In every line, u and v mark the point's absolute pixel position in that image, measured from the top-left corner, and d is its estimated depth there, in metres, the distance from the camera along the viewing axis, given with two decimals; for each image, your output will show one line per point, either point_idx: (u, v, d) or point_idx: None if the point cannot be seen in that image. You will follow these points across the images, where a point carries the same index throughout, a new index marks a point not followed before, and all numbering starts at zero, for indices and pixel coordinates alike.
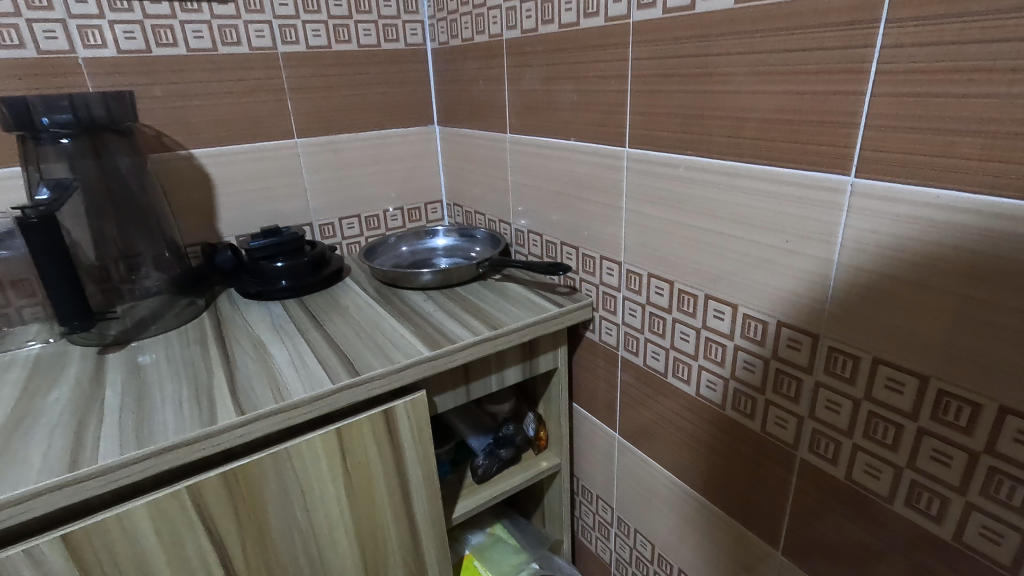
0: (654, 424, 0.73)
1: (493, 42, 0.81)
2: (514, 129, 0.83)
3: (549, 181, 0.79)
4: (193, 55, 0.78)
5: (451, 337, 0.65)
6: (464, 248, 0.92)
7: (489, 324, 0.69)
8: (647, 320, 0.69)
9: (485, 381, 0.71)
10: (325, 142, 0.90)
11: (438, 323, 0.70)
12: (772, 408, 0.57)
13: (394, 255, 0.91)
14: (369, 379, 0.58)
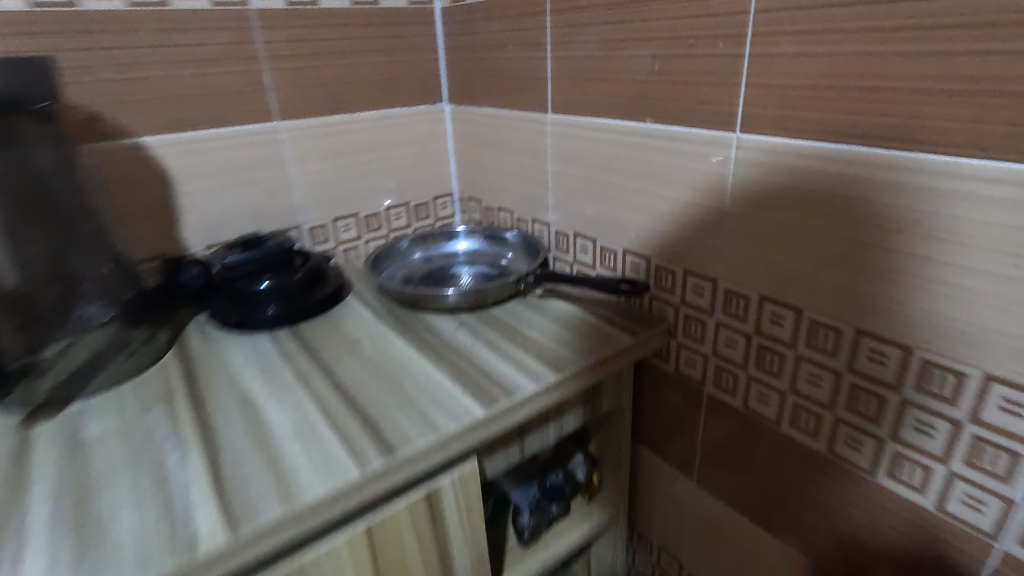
0: (743, 477, 0.59)
1: None
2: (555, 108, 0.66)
3: (604, 174, 0.63)
4: (136, 10, 0.59)
5: (505, 386, 0.49)
6: (489, 252, 0.76)
7: (548, 363, 0.53)
8: (751, 353, 0.53)
9: (541, 432, 0.55)
10: (312, 125, 0.72)
11: (482, 364, 0.53)
12: (959, 484, 0.42)
13: (403, 263, 0.75)
14: (406, 461, 0.42)
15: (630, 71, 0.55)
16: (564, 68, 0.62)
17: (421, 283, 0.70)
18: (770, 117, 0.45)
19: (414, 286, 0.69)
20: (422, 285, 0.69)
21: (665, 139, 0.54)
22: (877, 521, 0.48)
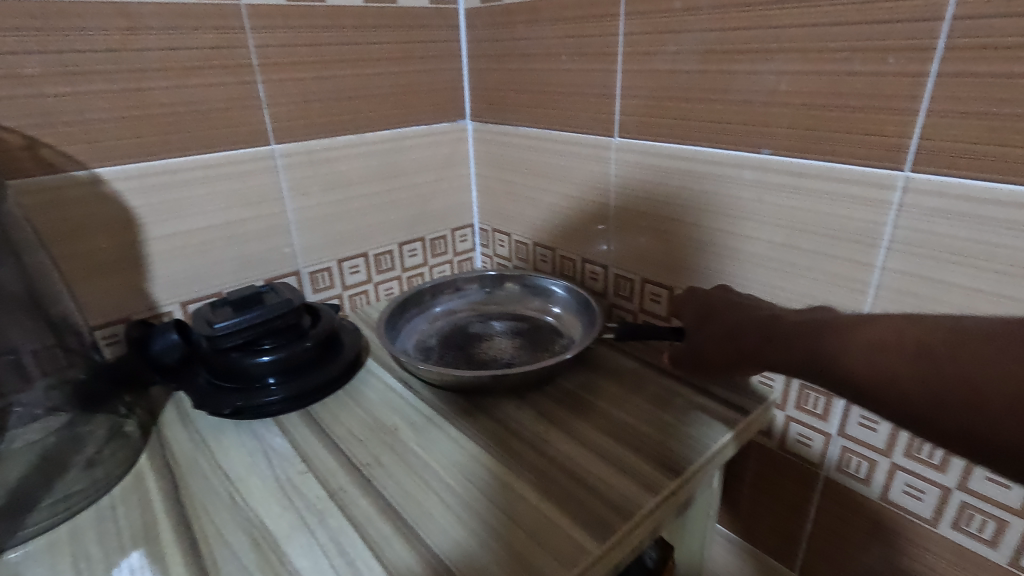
0: None
1: None
2: (623, 129, 0.54)
3: (690, 212, 0.51)
4: (89, 3, 0.44)
5: (613, 505, 0.38)
6: (526, 307, 0.63)
7: (653, 460, 0.42)
8: (901, 438, 0.43)
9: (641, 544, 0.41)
10: (316, 148, 0.59)
11: (570, 468, 0.41)
12: None
13: (423, 322, 0.61)
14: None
15: (740, 91, 0.44)
16: (637, 84, 0.52)
17: (449, 350, 0.57)
18: (960, 154, 0.35)
19: (442, 355, 0.56)
20: (451, 353, 0.56)
21: (796, 177, 0.43)
22: None
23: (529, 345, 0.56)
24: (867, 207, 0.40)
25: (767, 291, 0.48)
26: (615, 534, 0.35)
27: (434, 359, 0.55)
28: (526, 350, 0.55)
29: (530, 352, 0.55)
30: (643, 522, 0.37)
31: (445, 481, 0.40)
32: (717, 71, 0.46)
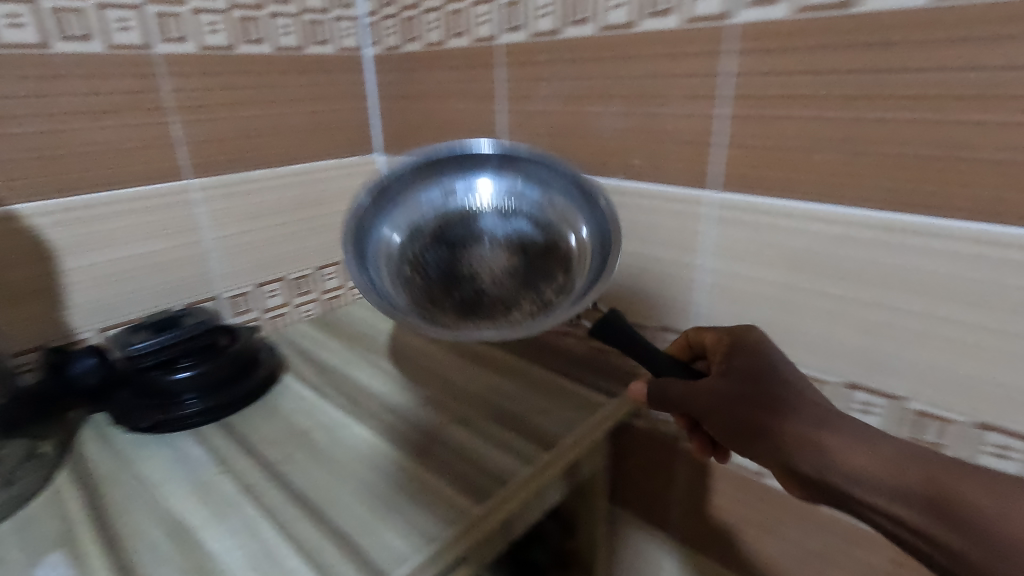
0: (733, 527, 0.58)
1: (476, 48, 0.62)
2: None
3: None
4: (7, 53, 0.48)
5: (496, 476, 0.44)
6: (529, 204, 0.51)
7: (537, 439, 0.49)
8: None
9: (530, 507, 0.48)
10: (234, 180, 0.64)
11: (467, 451, 0.47)
12: None
13: (406, 207, 0.51)
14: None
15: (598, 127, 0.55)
16: (520, 122, 0.61)
17: (432, 247, 0.50)
18: None
19: (426, 261, 0.49)
20: (435, 258, 0.49)
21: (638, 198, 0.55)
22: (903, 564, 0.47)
23: (524, 259, 0.48)
24: (694, 220, 0.52)
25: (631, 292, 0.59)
26: (496, 495, 0.42)
27: (413, 258, 0.49)
28: (521, 266, 0.48)
29: (524, 270, 0.48)
30: (521, 486, 0.44)
31: (352, 469, 0.46)
32: (580, 110, 0.56)
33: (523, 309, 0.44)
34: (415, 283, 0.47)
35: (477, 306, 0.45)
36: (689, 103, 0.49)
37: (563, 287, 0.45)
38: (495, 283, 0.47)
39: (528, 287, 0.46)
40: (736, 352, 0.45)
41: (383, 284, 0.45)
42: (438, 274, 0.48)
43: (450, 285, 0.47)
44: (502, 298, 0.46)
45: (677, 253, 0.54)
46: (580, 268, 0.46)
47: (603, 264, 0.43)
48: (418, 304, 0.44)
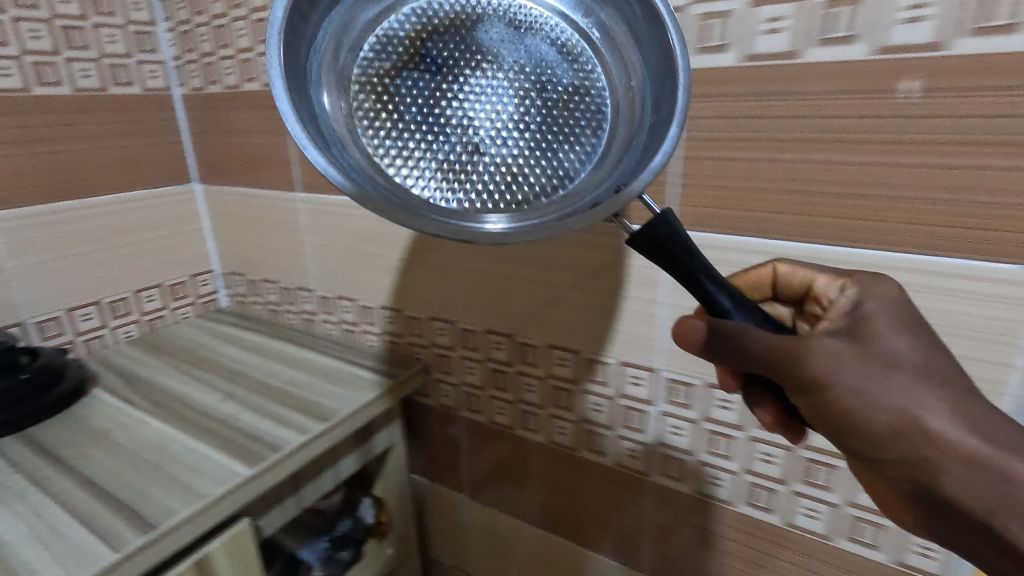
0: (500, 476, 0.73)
1: (263, 92, 0.71)
2: (300, 186, 0.73)
3: (347, 239, 0.71)
4: None
5: (272, 444, 0.55)
6: (552, 23, 0.40)
7: (316, 416, 0.60)
8: (486, 378, 0.67)
9: (318, 480, 0.61)
10: (35, 211, 0.68)
11: (252, 431, 0.57)
12: (625, 443, 0.60)
13: (380, 4, 0.39)
14: (170, 531, 0.45)
15: None
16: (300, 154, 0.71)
17: (409, 67, 0.39)
18: None
19: (396, 83, 0.39)
20: (411, 81, 0.38)
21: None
22: (590, 484, 0.65)
23: (539, 103, 0.38)
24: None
25: (400, 289, 0.69)
26: (267, 460, 0.52)
27: (380, 79, 0.39)
28: (534, 112, 0.38)
29: (540, 114, 0.38)
30: (292, 455, 0.54)
31: (145, 454, 0.53)
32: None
33: (519, 185, 0.38)
34: (381, 124, 0.38)
35: (464, 167, 0.38)
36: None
37: (583, 152, 0.38)
38: (495, 133, 0.38)
39: (535, 147, 0.38)
40: (850, 305, 0.36)
41: (337, 142, 0.36)
42: (416, 101, 0.38)
43: (427, 129, 0.38)
44: (506, 160, 0.38)
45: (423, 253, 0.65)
46: (606, 126, 0.39)
47: (647, 145, 0.36)
48: (386, 156, 0.38)
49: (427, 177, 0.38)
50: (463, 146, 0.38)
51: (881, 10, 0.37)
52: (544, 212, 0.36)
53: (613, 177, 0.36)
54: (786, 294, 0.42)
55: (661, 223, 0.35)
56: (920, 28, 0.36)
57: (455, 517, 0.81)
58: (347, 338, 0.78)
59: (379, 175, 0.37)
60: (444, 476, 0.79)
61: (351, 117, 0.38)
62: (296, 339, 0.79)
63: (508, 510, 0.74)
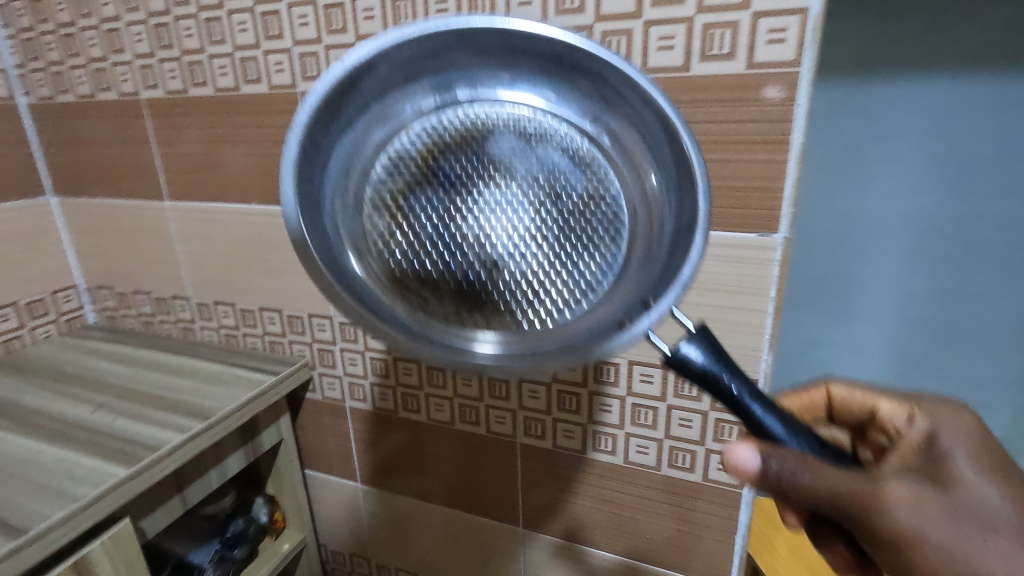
0: (406, 465, 0.72)
1: (126, 101, 0.68)
2: (172, 195, 0.70)
3: (233, 244, 0.70)
4: None
5: (151, 444, 0.54)
6: (562, 131, 0.38)
7: (198, 416, 0.58)
8: (399, 372, 0.66)
9: (202, 480, 0.60)
10: None
11: (129, 436, 0.55)
12: (559, 423, 0.60)
13: (390, 122, 0.39)
14: (41, 534, 0.44)
15: (230, 164, 0.65)
16: (170, 162, 0.68)
17: (421, 187, 0.38)
18: None
19: (408, 205, 0.38)
20: (423, 202, 0.38)
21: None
22: (518, 467, 0.65)
23: (557, 216, 0.37)
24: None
25: (293, 292, 0.69)
26: (145, 459, 0.51)
27: (392, 199, 0.38)
28: (553, 225, 0.37)
29: (557, 228, 0.37)
30: (174, 452, 0.54)
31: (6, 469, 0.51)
32: (217, 152, 0.65)
33: (539, 301, 0.37)
34: (396, 246, 0.38)
35: (482, 288, 0.37)
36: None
37: (603, 263, 0.37)
38: (512, 251, 0.37)
39: (556, 260, 0.37)
40: (925, 436, 0.38)
41: (348, 278, 0.36)
42: (430, 221, 0.37)
43: (440, 253, 0.37)
44: (525, 277, 0.37)
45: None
46: (625, 235, 0.37)
47: (672, 258, 0.34)
48: (400, 280, 0.38)
49: (445, 303, 0.37)
50: (478, 268, 0.37)
51: (749, 34, 0.41)
52: (570, 332, 0.36)
53: (636, 290, 0.35)
54: (839, 416, 0.45)
55: (703, 352, 0.33)
56: (784, 47, 0.41)
57: (361, 514, 0.78)
58: (247, 347, 0.75)
59: (393, 306, 0.37)
60: (351, 473, 0.76)
61: (363, 243, 0.38)
62: (187, 352, 0.74)
63: (419, 498, 0.73)
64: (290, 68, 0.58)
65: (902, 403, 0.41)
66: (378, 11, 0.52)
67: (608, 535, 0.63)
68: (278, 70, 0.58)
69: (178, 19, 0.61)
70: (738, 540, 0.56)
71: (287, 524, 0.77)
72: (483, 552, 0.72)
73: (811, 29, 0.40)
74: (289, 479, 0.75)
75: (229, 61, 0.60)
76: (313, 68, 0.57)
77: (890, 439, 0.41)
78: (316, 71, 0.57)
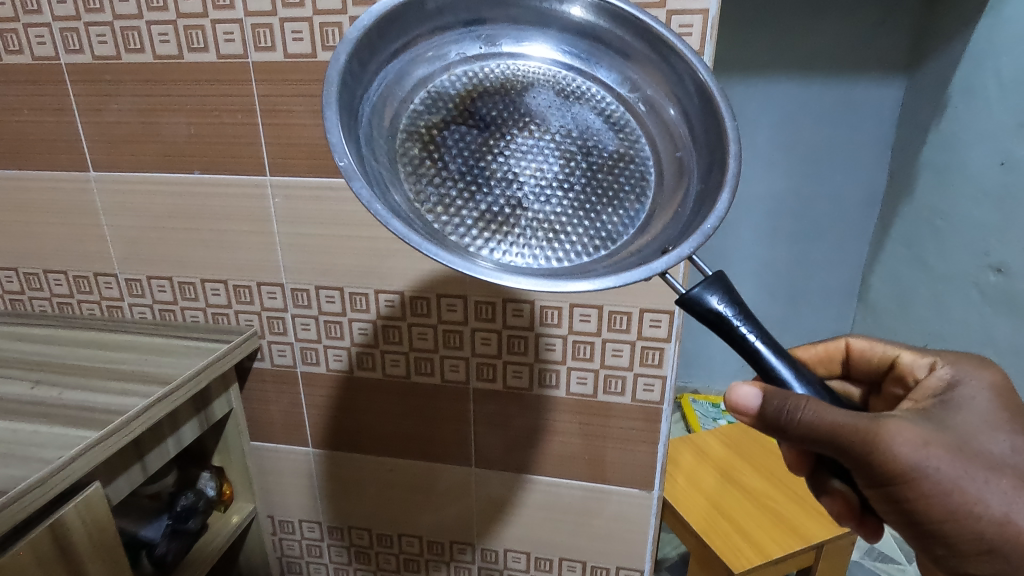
0: (361, 423, 0.76)
1: (41, 66, 0.65)
2: (97, 166, 0.68)
3: (169, 217, 0.69)
4: None
5: (114, 410, 0.54)
6: (599, 95, 0.47)
7: (158, 382, 0.59)
8: (354, 332, 0.70)
9: (161, 448, 0.60)
10: None
11: (88, 404, 0.55)
12: (509, 365, 0.68)
13: (432, 65, 0.46)
14: (21, 495, 0.44)
15: (169, 134, 0.65)
16: (97, 131, 0.66)
17: (457, 124, 0.45)
18: (293, 165, 0.64)
19: (443, 137, 0.45)
20: (456, 135, 0.45)
21: (229, 185, 0.66)
22: (469, 411, 0.72)
23: (583, 164, 0.45)
24: (262, 198, 0.66)
25: (239, 262, 0.70)
26: (113, 423, 0.52)
27: (427, 130, 0.45)
28: (578, 171, 0.45)
29: (583, 174, 0.45)
30: (142, 415, 0.54)
31: None
32: (152, 121, 0.65)
33: (567, 236, 0.44)
34: (428, 171, 0.44)
35: (507, 216, 0.44)
36: (237, 115, 0.62)
37: (627, 215, 0.45)
38: (540, 190, 0.44)
39: (581, 205, 0.44)
40: (945, 385, 0.44)
41: (383, 181, 0.41)
42: (462, 158, 0.45)
43: (470, 184, 0.44)
44: (551, 214, 0.44)
45: (261, 224, 0.67)
46: (649, 192, 0.45)
47: (698, 213, 0.41)
48: (426, 200, 0.43)
49: (471, 227, 0.43)
50: (507, 200, 0.44)
51: (663, 27, 0.52)
52: (591, 265, 0.42)
53: (659, 239, 0.42)
54: (859, 362, 0.54)
55: (721, 300, 0.39)
56: (690, 40, 0.52)
57: (315, 479, 0.81)
58: (186, 322, 0.74)
59: (419, 216, 0.42)
60: (300, 438, 0.79)
61: (397, 161, 0.44)
62: (118, 328, 0.72)
63: (368, 453, 0.78)
64: (241, 38, 0.59)
65: (924, 353, 0.48)
66: None
67: (550, 461, 0.73)
68: (226, 40, 0.60)
69: None
70: (659, 446, 0.69)
71: (235, 496, 0.77)
72: (430, 495, 0.78)
73: (710, 27, 0.51)
74: (238, 450, 0.75)
75: (171, 28, 0.60)
76: (265, 40, 0.59)
77: (910, 385, 0.49)
78: (269, 42, 0.59)
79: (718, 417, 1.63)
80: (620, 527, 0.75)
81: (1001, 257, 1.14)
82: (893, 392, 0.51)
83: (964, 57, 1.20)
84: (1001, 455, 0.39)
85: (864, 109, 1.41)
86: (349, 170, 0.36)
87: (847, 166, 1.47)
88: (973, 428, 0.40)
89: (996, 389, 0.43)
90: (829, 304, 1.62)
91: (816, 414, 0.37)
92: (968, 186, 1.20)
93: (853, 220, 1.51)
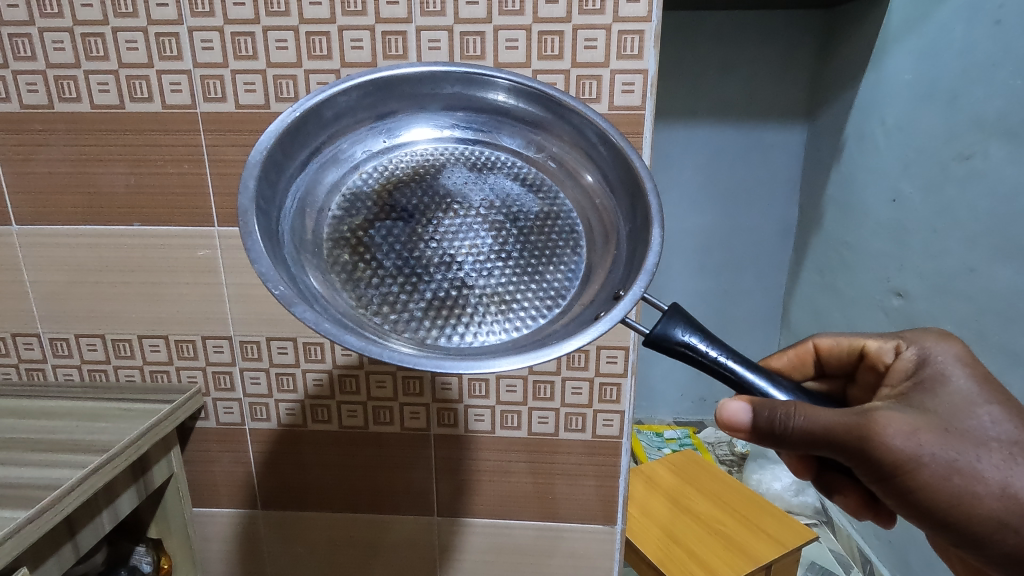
0: (316, 477, 0.73)
1: None
2: (20, 216, 0.64)
3: (102, 271, 0.65)
4: None
5: (42, 485, 0.49)
6: (510, 163, 0.50)
7: (93, 450, 0.54)
8: (308, 384, 0.68)
9: (93, 524, 0.55)
10: None
11: (12, 481, 0.50)
12: (470, 409, 0.68)
13: (340, 169, 0.48)
14: None
15: (105, 184, 0.62)
16: (23, 183, 0.63)
17: (381, 218, 0.46)
18: None
19: (371, 236, 0.45)
20: (383, 230, 0.46)
21: (169, 237, 0.63)
22: (429, 457, 0.71)
23: (513, 231, 0.46)
24: (208, 248, 0.63)
25: (181, 315, 0.66)
26: (43, 501, 0.47)
27: (353, 232, 0.46)
28: (511, 239, 0.46)
29: (516, 240, 0.46)
30: (75, 489, 0.50)
31: None
32: (87, 172, 0.62)
33: (519, 306, 0.44)
34: (364, 275, 0.44)
35: (454, 298, 0.44)
36: (183, 165, 0.61)
37: (568, 269, 0.46)
38: (480, 264, 0.45)
39: (522, 272, 0.45)
40: (914, 363, 0.47)
41: (319, 297, 0.41)
42: (396, 247, 0.45)
43: (409, 275, 0.44)
44: (495, 286, 0.45)
45: (205, 275, 0.64)
46: (582, 243, 0.47)
47: (635, 252, 0.43)
48: (370, 303, 0.43)
49: (423, 318, 0.43)
50: (450, 283, 0.44)
51: (608, 85, 0.56)
52: (549, 328, 0.43)
53: (606, 286, 0.43)
54: (831, 359, 0.56)
55: (685, 330, 0.43)
56: (633, 96, 0.56)
57: (265, 542, 0.76)
58: (120, 382, 0.69)
59: (367, 322, 0.42)
60: (245, 499, 0.74)
61: (331, 272, 0.44)
62: (37, 394, 0.66)
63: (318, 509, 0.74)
64: (188, 89, 0.58)
65: (887, 338, 0.51)
66: (291, 42, 0.57)
67: (512, 503, 0.72)
68: (172, 90, 0.59)
69: (43, 31, 0.58)
70: (620, 482, 0.70)
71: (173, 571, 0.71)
72: (386, 548, 0.75)
73: (649, 85, 0.56)
74: (178, 518, 0.69)
75: (111, 78, 0.59)
76: (215, 90, 0.58)
77: (881, 369, 0.51)
78: (219, 93, 0.58)
79: (662, 446, 1.68)
80: (580, 564, 0.74)
81: (901, 283, 1.23)
82: (866, 381, 0.54)
83: (853, 109, 1.35)
84: (981, 426, 0.42)
85: (776, 151, 1.55)
86: (287, 296, 0.36)
87: (766, 202, 1.60)
88: (953, 407, 0.43)
89: (962, 361, 0.45)
90: (756, 331, 1.73)
91: (802, 417, 0.41)
92: (863, 221, 1.34)
93: (775, 250, 1.64)
